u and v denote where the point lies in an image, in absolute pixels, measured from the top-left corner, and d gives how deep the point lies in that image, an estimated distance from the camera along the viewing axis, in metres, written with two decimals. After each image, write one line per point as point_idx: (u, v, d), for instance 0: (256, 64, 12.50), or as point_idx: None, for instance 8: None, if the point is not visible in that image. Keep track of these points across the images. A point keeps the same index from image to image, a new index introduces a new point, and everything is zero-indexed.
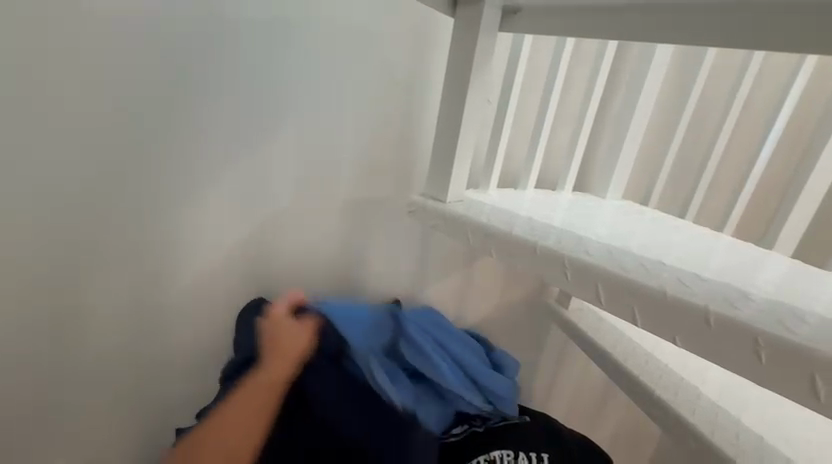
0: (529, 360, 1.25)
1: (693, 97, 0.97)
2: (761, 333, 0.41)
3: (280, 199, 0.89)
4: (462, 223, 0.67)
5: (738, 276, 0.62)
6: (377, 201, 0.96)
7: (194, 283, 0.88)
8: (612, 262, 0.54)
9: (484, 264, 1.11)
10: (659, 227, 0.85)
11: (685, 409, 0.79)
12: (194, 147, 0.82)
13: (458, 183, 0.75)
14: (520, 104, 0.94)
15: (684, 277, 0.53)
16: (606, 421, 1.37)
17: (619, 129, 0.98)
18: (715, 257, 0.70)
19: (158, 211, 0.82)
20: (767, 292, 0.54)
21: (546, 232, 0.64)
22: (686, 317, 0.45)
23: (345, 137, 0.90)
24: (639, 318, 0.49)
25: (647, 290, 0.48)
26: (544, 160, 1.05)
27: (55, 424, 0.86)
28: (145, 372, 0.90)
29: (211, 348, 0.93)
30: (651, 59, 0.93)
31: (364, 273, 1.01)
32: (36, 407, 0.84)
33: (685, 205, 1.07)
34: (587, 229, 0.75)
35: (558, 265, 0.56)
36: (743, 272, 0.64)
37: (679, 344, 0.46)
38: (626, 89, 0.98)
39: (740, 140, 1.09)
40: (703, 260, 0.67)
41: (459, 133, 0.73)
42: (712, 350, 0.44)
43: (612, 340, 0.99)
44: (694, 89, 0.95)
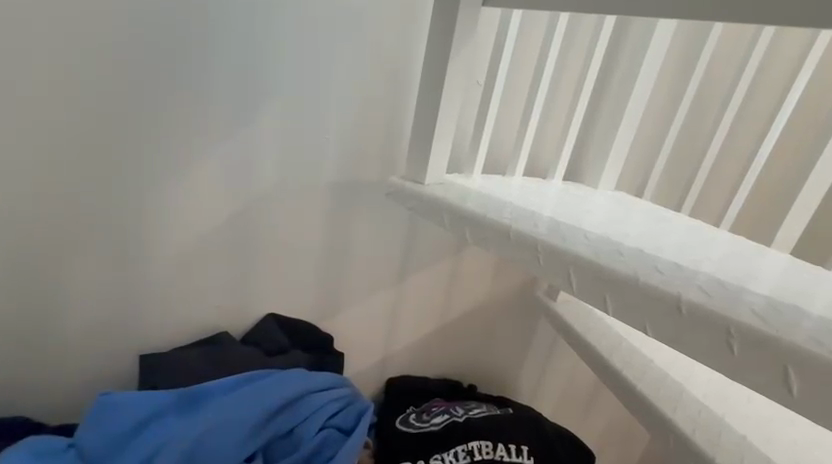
0: (518, 352, 1.22)
1: (694, 83, 0.93)
2: (731, 322, 0.39)
3: (258, 178, 0.87)
4: (437, 205, 0.65)
5: (731, 267, 0.58)
6: (361, 184, 0.93)
7: (175, 260, 0.88)
8: (588, 248, 0.52)
9: (472, 253, 1.09)
10: (650, 218, 0.82)
11: (668, 405, 0.77)
12: (173, 122, 0.80)
13: (438, 165, 0.73)
14: (509, 87, 0.92)
15: (663, 266, 0.50)
16: (597, 417, 1.35)
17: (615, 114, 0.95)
18: (704, 248, 0.66)
19: (132, 185, 0.81)
20: (756, 286, 0.51)
21: (525, 217, 0.61)
22: (656, 305, 0.43)
23: (326, 116, 0.87)
24: (611, 306, 0.47)
25: (619, 277, 0.46)
26: (536, 146, 1.02)
27: (38, 387, 0.87)
28: (128, 348, 0.90)
29: (192, 325, 0.92)
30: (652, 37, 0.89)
31: (348, 258, 0.99)
32: (24, 371, 0.86)
33: (682, 197, 1.03)
34: (574, 215, 0.71)
35: (531, 250, 0.54)
36: (735, 263, 0.60)
37: (649, 333, 0.44)
38: (623, 75, 0.94)
39: (741, 132, 1.04)
40: (694, 251, 0.63)
41: (438, 112, 0.70)
42: (682, 340, 0.41)
43: (599, 333, 0.96)
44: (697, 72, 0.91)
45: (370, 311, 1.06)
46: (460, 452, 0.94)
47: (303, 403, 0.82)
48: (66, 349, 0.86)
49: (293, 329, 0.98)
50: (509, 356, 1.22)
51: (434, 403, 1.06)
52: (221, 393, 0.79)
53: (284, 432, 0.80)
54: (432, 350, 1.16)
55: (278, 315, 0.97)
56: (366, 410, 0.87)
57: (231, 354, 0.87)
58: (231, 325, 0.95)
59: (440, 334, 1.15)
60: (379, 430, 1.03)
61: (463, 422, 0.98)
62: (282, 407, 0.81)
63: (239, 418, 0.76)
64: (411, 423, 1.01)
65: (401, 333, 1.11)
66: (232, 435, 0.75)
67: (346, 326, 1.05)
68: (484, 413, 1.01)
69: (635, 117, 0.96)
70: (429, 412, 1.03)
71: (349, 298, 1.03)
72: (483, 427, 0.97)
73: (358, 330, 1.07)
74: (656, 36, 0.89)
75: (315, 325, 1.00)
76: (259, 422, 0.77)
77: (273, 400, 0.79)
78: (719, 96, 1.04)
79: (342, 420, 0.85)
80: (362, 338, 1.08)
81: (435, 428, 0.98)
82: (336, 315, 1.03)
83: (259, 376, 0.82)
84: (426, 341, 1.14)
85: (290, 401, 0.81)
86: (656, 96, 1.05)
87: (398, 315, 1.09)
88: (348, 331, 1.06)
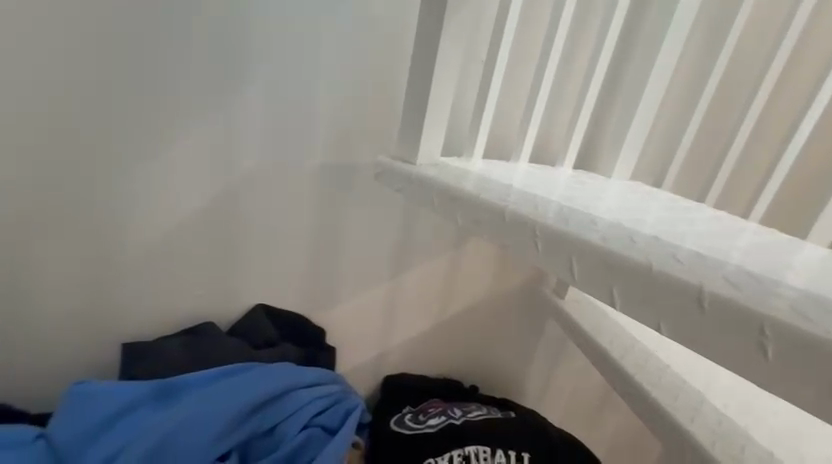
0: (523, 353, 1.15)
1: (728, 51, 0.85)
2: (769, 319, 0.32)
3: (245, 159, 0.82)
4: (427, 186, 0.59)
5: (762, 259, 0.51)
6: (355, 168, 0.88)
7: (160, 245, 0.84)
8: (593, 232, 0.45)
9: (475, 246, 1.03)
10: (668, 207, 0.74)
11: (684, 415, 0.69)
12: (155, 98, 0.76)
13: (431, 144, 0.69)
14: (515, 66, 0.88)
15: (682, 255, 0.43)
16: (607, 425, 1.27)
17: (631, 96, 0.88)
18: (730, 238, 0.59)
19: (114, 165, 0.78)
20: (793, 280, 0.43)
21: (524, 199, 0.55)
22: (673, 299, 0.36)
23: (317, 94, 0.82)
24: (618, 298, 0.40)
25: (629, 265, 0.39)
26: (546, 133, 0.96)
27: (19, 374, 0.84)
28: (111, 336, 0.86)
29: (178, 313, 0.89)
30: None
31: (342, 248, 0.94)
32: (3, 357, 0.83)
33: (704, 188, 0.95)
34: (582, 199, 0.64)
35: (528, 234, 0.47)
36: (767, 255, 0.53)
37: (663, 331, 0.37)
38: (641, 54, 0.87)
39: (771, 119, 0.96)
40: (719, 241, 0.56)
41: (432, 84, 0.65)
42: (704, 340, 0.35)
43: (610, 334, 0.89)
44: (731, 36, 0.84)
45: (365, 305, 1.01)
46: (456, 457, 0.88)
47: (287, 399, 0.78)
48: (47, 335, 0.83)
49: (283, 322, 0.93)
50: (514, 357, 1.15)
51: (432, 404, 1.00)
52: (201, 385, 0.75)
53: (265, 429, 0.77)
54: (431, 347, 1.10)
55: (268, 306, 0.93)
56: (354, 410, 0.83)
57: (216, 344, 0.83)
58: (219, 314, 0.92)
59: (441, 331, 1.09)
60: (372, 432, 0.97)
61: (461, 424, 0.92)
62: (266, 403, 0.76)
63: (216, 413, 0.72)
64: (405, 423, 0.95)
65: (399, 329, 1.06)
66: (207, 431, 0.71)
67: (340, 319, 1.00)
68: (484, 416, 0.95)
69: (653, 100, 0.88)
70: (425, 412, 0.97)
71: (343, 290, 0.98)
72: (482, 431, 0.91)
73: (353, 324, 1.02)
74: (679, 14, 0.83)
75: (306, 318, 0.96)
76: (238, 418, 0.74)
77: (255, 394, 0.75)
78: (748, 81, 0.97)
79: (328, 419, 0.80)
80: (357, 332, 1.03)
81: (431, 430, 0.92)
82: (329, 308, 0.99)
83: (243, 369, 0.78)
84: (425, 338, 1.09)
85: (274, 397, 0.77)
86: (675, 79, 0.98)
87: (396, 309, 1.03)
88: (342, 325, 1.01)
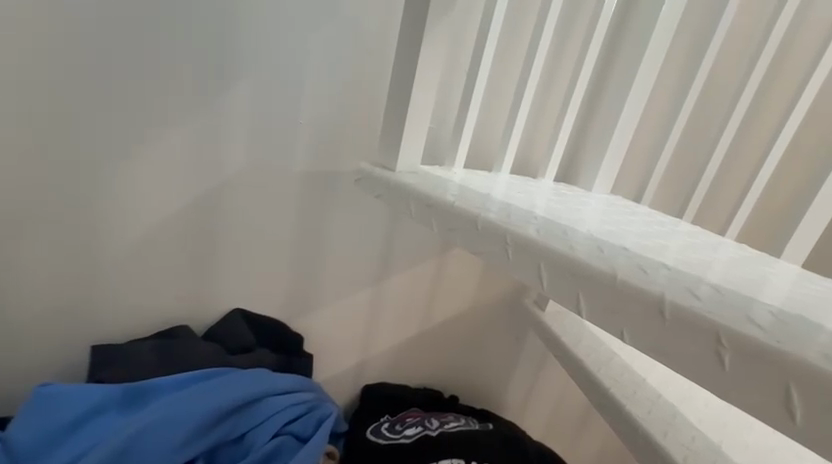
0: (503, 365, 1.15)
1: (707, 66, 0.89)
2: (723, 327, 0.32)
3: (226, 162, 0.82)
4: (404, 192, 0.59)
5: (731, 274, 0.51)
6: (338, 175, 0.88)
7: (134, 245, 0.82)
8: (562, 241, 0.45)
9: (458, 256, 1.03)
10: (645, 221, 0.75)
11: (657, 429, 0.70)
12: (135, 94, 0.75)
13: (411, 152, 0.70)
14: (498, 80, 0.90)
15: (646, 264, 0.44)
16: (586, 439, 1.27)
17: (611, 112, 0.90)
18: (698, 251, 0.60)
19: (88, 163, 0.76)
20: (757, 294, 0.44)
21: (499, 207, 0.55)
22: (636, 308, 0.36)
23: (301, 100, 0.82)
24: (584, 307, 0.40)
25: (596, 273, 0.39)
26: (528, 146, 0.98)
27: None
28: (79, 336, 0.84)
29: (150, 315, 0.87)
30: (659, 12, 0.85)
31: (323, 254, 0.94)
32: None
33: (682, 203, 0.97)
34: (559, 210, 0.64)
35: (500, 241, 0.47)
36: (733, 269, 0.54)
37: (626, 340, 0.37)
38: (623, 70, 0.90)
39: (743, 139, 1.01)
40: (691, 255, 0.56)
41: (412, 93, 0.66)
42: (664, 350, 0.35)
43: (587, 347, 0.89)
44: (709, 53, 0.87)
45: (346, 313, 1.00)
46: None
47: (260, 406, 0.77)
48: (12, 335, 0.81)
49: (261, 327, 0.92)
50: (496, 367, 1.15)
51: (410, 413, 0.99)
52: (173, 389, 0.74)
53: (235, 436, 0.75)
54: (411, 356, 1.09)
55: (245, 310, 0.92)
56: (328, 418, 0.82)
57: (188, 347, 0.81)
58: (194, 318, 0.90)
59: (421, 340, 1.08)
60: (349, 441, 0.95)
61: (437, 436, 0.91)
62: (238, 409, 0.75)
63: (184, 419, 0.70)
64: (382, 433, 0.94)
65: (379, 338, 1.05)
66: (173, 438, 0.69)
67: (319, 326, 0.99)
68: (462, 427, 0.94)
69: (634, 112, 0.90)
70: (402, 422, 0.96)
71: (324, 296, 0.97)
72: (459, 443, 0.90)
73: (331, 331, 1.01)
74: (656, 34, 0.86)
75: (284, 324, 0.95)
76: (207, 424, 0.72)
77: (227, 400, 0.74)
78: (720, 109, 1.03)
79: (300, 427, 0.79)
80: (335, 339, 1.02)
81: (407, 440, 0.91)
82: (309, 313, 0.98)
83: (217, 373, 0.77)
84: (405, 347, 1.08)
85: (246, 403, 0.76)
86: (654, 97, 1.02)
87: (376, 317, 1.03)
88: (320, 332, 1.00)
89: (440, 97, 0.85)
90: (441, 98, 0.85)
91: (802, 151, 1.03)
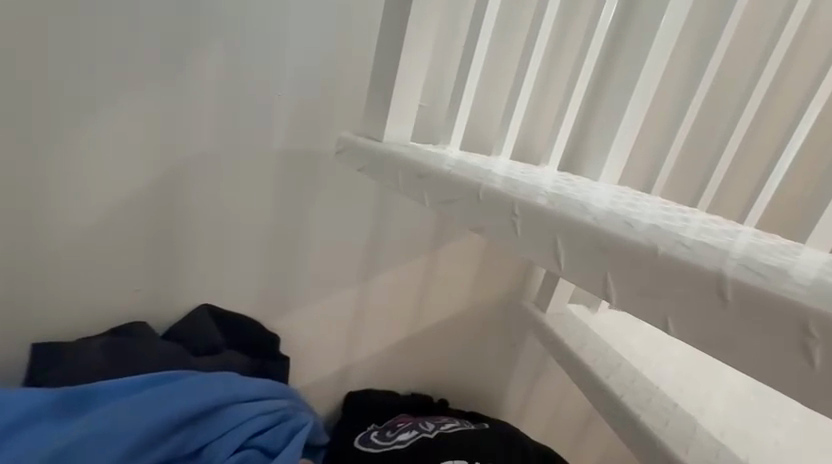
0: (500, 370, 1.06)
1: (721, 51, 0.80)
2: (813, 312, 0.23)
3: (195, 137, 0.74)
4: (392, 163, 0.51)
5: (784, 259, 0.42)
6: (321, 156, 0.80)
7: (90, 228, 0.75)
8: (581, 212, 0.37)
9: (453, 250, 0.94)
10: (663, 206, 0.67)
11: (678, 444, 0.61)
12: (90, 59, 0.68)
13: (401, 123, 0.63)
14: (500, 58, 0.83)
15: (688, 242, 0.34)
16: (589, 451, 1.17)
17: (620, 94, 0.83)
18: (726, 231, 0.51)
19: (39, 134, 0.69)
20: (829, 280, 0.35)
21: (504, 180, 0.47)
22: (686, 289, 0.28)
23: (279, 71, 0.74)
24: (613, 290, 0.31)
25: (629, 244, 0.31)
26: (530, 132, 0.91)
27: None
28: (26, 331, 0.76)
29: (106, 306, 0.79)
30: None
31: (304, 243, 0.85)
32: None
33: (695, 196, 0.90)
34: (570, 189, 0.56)
35: (505, 213, 0.39)
36: (780, 254, 0.44)
37: (671, 332, 0.28)
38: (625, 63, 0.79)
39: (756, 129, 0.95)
40: (730, 238, 0.48)
41: (400, 58, 0.60)
42: (726, 343, 0.26)
43: (594, 351, 0.81)
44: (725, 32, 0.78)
45: (328, 310, 0.91)
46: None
47: (223, 414, 0.68)
48: None
49: (232, 325, 0.83)
50: (491, 374, 1.06)
51: (400, 419, 0.90)
52: (123, 394, 0.65)
53: (191, 451, 0.66)
54: (399, 361, 1.00)
55: (213, 307, 0.83)
56: (301, 429, 0.73)
57: (146, 348, 0.72)
58: (158, 312, 0.81)
59: (411, 343, 0.99)
60: (331, 454, 0.85)
61: (434, 438, 0.81)
62: (197, 418, 0.67)
63: (132, 425, 0.62)
64: (371, 442, 0.84)
65: (365, 339, 0.96)
66: (115, 449, 0.60)
67: (299, 325, 0.90)
68: (458, 428, 0.85)
69: (638, 110, 0.79)
70: (394, 429, 0.87)
71: (304, 292, 0.88)
72: (457, 440, 0.81)
73: (312, 331, 0.91)
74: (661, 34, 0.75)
75: (258, 323, 0.86)
76: (158, 433, 0.63)
77: (187, 406, 0.65)
78: (733, 100, 0.96)
79: (268, 440, 0.70)
80: (315, 341, 0.92)
81: (401, 446, 0.82)
82: (287, 312, 0.88)
83: (175, 376, 0.68)
84: (393, 350, 0.98)
85: (206, 410, 0.67)
86: (663, 86, 0.95)
87: (362, 316, 0.93)
88: (300, 331, 0.91)
89: (433, 75, 0.77)
90: (435, 73, 0.77)
91: (817, 144, 0.97)
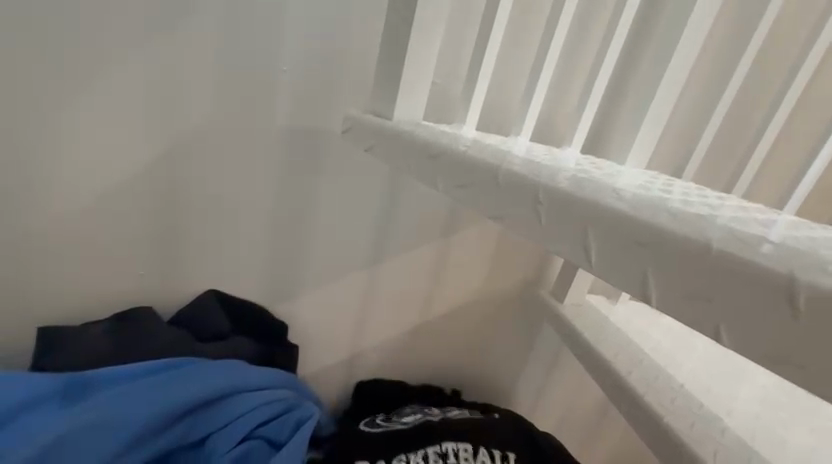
0: (513, 360, 1.03)
1: (761, 33, 0.71)
2: None
3: (196, 118, 0.71)
4: (403, 144, 0.47)
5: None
6: (327, 136, 0.76)
7: (92, 210, 0.73)
8: (615, 199, 0.32)
9: (466, 237, 0.90)
10: (696, 189, 0.61)
11: (705, 448, 0.56)
12: (85, 33, 0.64)
13: (412, 101, 0.58)
14: (521, 32, 0.77)
15: (743, 235, 0.30)
16: (605, 444, 1.13)
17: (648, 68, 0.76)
18: (781, 218, 0.45)
19: (39, 114, 0.67)
20: None
21: (525, 162, 0.43)
22: (744, 295, 0.23)
23: (283, 48, 0.70)
24: (653, 292, 0.27)
25: (675, 238, 0.26)
26: (553, 112, 0.85)
27: None
28: (34, 312, 0.76)
29: (111, 288, 0.78)
30: None
31: (310, 228, 0.82)
32: None
33: (731, 180, 0.82)
34: (596, 171, 0.51)
35: (526, 199, 0.35)
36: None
37: (723, 342, 0.24)
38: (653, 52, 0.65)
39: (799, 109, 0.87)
40: (780, 224, 0.42)
41: (411, 30, 0.54)
42: (794, 358, 0.22)
43: (614, 345, 0.77)
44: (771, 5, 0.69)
45: (336, 297, 0.88)
46: (432, 458, 0.75)
47: (229, 403, 0.68)
48: None
49: (239, 312, 0.82)
50: (504, 364, 1.03)
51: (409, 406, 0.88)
52: (129, 379, 0.65)
53: (197, 438, 0.66)
54: (409, 349, 0.97)
55: (221, 292, 0.81)
56: (308, 421, 0.71)
57: (152, 334, 0.72)
58: (164, 296, 0.80)
59: (421, 331, 0.96)
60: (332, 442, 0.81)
61: (437, 422, 0.81)
62: (203, 405, 0.66)
63: (139, 412, 0.62)
64: (375, 423, 0.83)
65: (374, 326, 0.93)
66: (124, 435, 0.61)
67: (306, 311, 0.88)
68: (463, 414, 0.84)
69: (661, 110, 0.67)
70: (399, 413, 0.85)
71: (312, 278, 0.86)
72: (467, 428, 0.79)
73: (320, 317, 0.89)
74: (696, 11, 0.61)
75: (265, 309, 0.84)
76: (165, 420, 0.64)
77: (192, 394, 0.65)
78: (779, 76, 0.87)
79: (274, 431, 0.69)
80: (325, 327, 0.91)
81: (403, 426, 0.81)
82: (295, 297, 0.86)
83: (181, 364, 0.68)
84: (403, 338, 0.96)
85: (212, 399, 0.67)
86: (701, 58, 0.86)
87: (371, 303, 0.91)
88: (307, 318, 0.89)
89: (447, 48, 0.71)
90: (450, 47, 0.71)
91: None
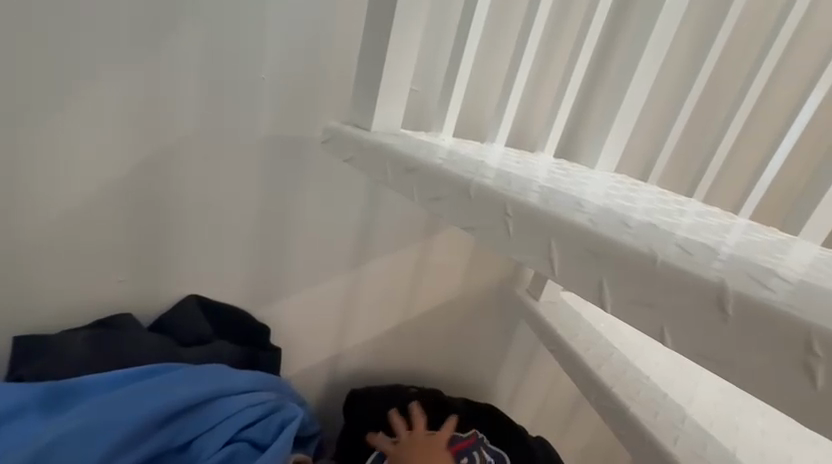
0: (491, 355, 1.06)
1: (719, 46, 0.76)
2: (815, 327, 0.22)
3: (176, 123, 0.71)
4: (381, 156, 0.49)
5: (780, 252, 0.41)
6: (307, 141, 0.77)
7: (68, 217, 0.72)
8: (577, 213, 0.35)
9: (445, 237, 0.92)
10: (659, 194, 0.64)
11: (666, 435, 0.61)
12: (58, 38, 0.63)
13: (390, 111, 0.60)
14: (497, 40, 0.79)
15: (690, 246, 0.33)
16: (579, 432, 1.17)
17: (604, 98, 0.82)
18: (729, 226, 0.49)
19: (10, 121, 0.65)
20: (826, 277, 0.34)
21: (496, 174, 0.46)
22: (687, 299, 0.26)
23: (264, 55, 0.71)
24: (608, 297, 0.30)
25: (624, 253, 0.30)
26: (527, 116, 0.88)
27: None
28: (6, 320, 0.74)
29: (88, 295, 0.77)
30: None
31: (292, 232, 0.83)
32: None
33: (694, 179, 0.87)
34: (564, 180, 0.54)
35: (497, 212, 0.38)
36: (788, 252, 0.42)
37: (667, 343, 0.27)
38: (625, 62, 0.72)
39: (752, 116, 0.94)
40: (728, 231, 0.46)
41: (391, 41, 0.56)
42: (725, 357, 0.25)
43: (586, 341, 0.80)
44: (728, 21, 0.74)
45: (318, 299, 0.90)
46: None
47: (212, 407, 0.68)
48: None
49: (219, 316, 0.82)
50: (482, 359, 1.06)
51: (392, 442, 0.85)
52: (110, 387, 0.65)
53: (181, 443, 0.66)
54: (391, 348, 0.99)
55: (201, 297, 0.82)
56: (291, 422, 0.73)
57: (133, 339, 0.72)
58: (142, 302, 0.80)
59: (402, 330, 0.98)
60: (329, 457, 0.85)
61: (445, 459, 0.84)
62: (186, 410, 0.67)
63: (122, 418, 0.62)
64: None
65: (355, 326, 0.95)
66: (106, 442, 0.61)
67: (288, 313, 0.89)
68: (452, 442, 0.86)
69: (623, 134, 0.76)
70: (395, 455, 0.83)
71: (293, 280, 0.87)
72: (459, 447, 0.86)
73: (301, 318, 0.90)
74: (664, 20, 0.69)
75: (246, 313, 0.85)
76: (148, 427, 0.64)
77: (176, 400, 0.65)
78: (735, 84, 0.93)
79: (259, 433, 0.70)
80: (307, 328, 0.92)
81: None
82: (277, 300, 0.87)
83: (164, 370, 0.68)
84: (384, 337, 0.98)
85: (196, 404, 0.67)
86: (667, 65, 0.90)
87: (352, 304, 0.92)
88: (288, 320, 0.90)
89: (426, 54, 0.73)
90: (428, 55, 0.73)
91: (818, 128, 0.93)
